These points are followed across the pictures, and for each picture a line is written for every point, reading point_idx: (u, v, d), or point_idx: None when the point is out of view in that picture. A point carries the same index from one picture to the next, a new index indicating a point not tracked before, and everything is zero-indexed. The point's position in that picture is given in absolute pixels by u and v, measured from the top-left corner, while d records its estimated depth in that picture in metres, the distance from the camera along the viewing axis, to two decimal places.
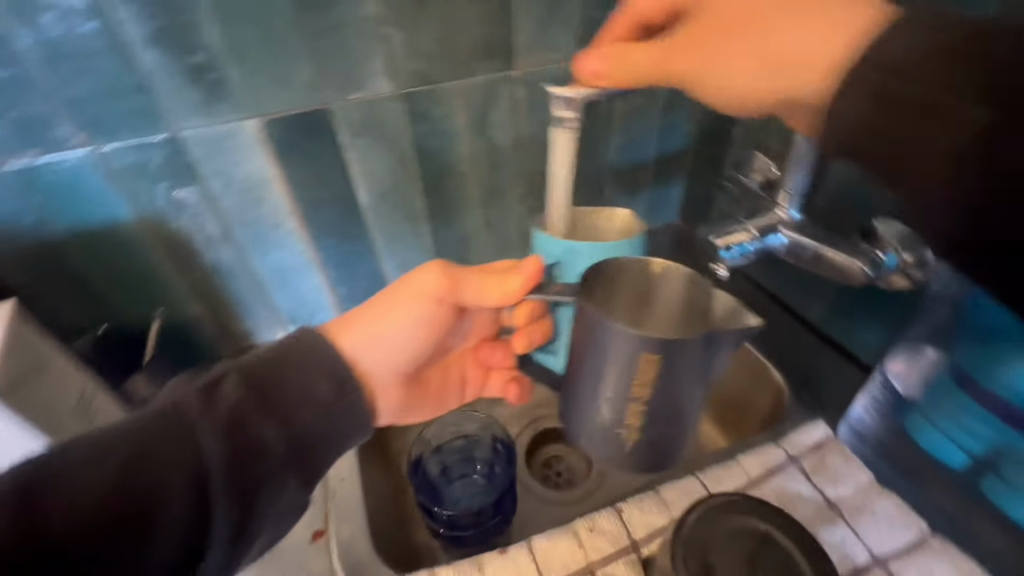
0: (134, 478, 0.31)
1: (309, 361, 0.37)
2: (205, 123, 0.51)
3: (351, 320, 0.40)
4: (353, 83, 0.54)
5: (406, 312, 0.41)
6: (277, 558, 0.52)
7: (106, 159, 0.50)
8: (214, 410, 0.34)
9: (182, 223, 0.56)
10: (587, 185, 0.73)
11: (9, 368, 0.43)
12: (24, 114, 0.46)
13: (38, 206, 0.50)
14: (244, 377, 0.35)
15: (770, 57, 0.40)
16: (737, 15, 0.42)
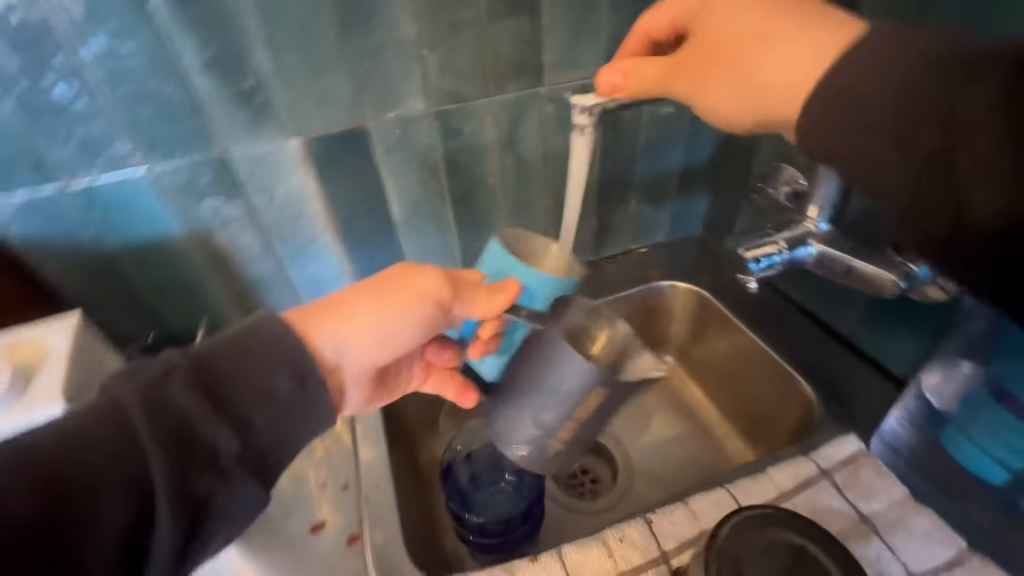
0: (64, 491, 0.29)
1: (272, 359, 0.35)
2: (252, 142, 0.54)
3: (334, 311, 0.39)
4: (390, 103, 0.56)
5: (401, 303, 0.41)
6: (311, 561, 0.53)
7: (160, 177, 0.53)
8: (161, 410, 0.32)
9: (226, 237, 0.59)
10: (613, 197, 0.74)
11: (78, 374, 0.46)
12: (87, 136, 0.49)
13: (97, 222, 0.54)
14: (195, 380, 0.33)
15: (752, 85, 0.40)
16: (737, 36, 0.40)
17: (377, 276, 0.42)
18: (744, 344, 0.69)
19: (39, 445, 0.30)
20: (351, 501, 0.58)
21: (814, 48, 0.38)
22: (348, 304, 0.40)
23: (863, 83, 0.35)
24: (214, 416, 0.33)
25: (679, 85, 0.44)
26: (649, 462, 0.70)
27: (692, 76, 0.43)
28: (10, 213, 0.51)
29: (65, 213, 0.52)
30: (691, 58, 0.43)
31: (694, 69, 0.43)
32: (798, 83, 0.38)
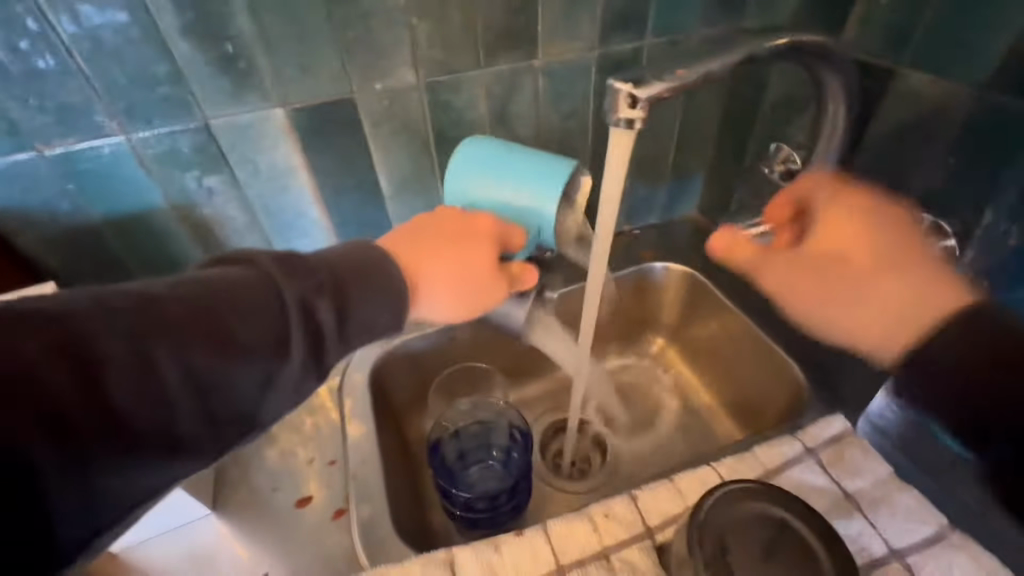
0: (221, 357, 0.31)
1: (383, 284, 0.36)
2: (236, 111, 0.52)
3: (436, 292, 0.39)
4: (378, 73, 0.54)
5: (486, 281, 0.41)
6: (299, 538, 0.54)
7: (139, 146, 0.52)
8: (306, 314, 0.33)
9: (210, 210, 0.58)
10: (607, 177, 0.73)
11: None
12: (61, 102, 0.47)
13: (74, 192, 0.52)
14: (321, 284, 0.34)
15: (859, 314, 0.44)
16: (834, 263, 0.46)
17: (466, 243, 0.40)
18: (734, 326, 0.69)
19: (212, 299, 0.32)
20: (339, 475, 0.58)
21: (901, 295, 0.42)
22: (439, 272, 0.39)
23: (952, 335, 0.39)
24: (338, 334, 0.35)
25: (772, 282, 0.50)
26: (637, 442, 0.71)
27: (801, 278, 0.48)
28: None
29: (42, 183, 0.51)
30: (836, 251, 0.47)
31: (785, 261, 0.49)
32: (871, 322, 0.43)
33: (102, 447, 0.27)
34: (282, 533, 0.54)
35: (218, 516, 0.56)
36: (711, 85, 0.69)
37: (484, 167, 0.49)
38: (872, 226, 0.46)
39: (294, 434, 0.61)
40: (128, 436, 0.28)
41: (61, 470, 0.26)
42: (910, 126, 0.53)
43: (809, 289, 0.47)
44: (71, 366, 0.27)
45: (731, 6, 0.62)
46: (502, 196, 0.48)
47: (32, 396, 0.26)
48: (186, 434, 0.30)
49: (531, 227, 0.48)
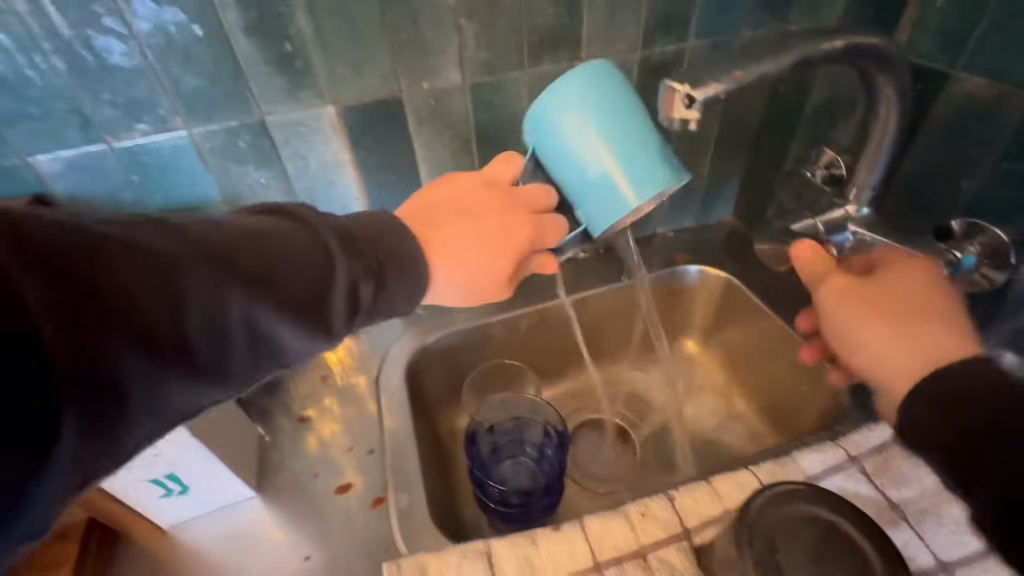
0: (275, 313, 0.32)
1: (413, 270, 0.37)
2: (291, 107, 0.54)
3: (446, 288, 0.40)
4: (426, 72, 0.56)
5: (495, 284, 0.41)
6: (339, 525, 0.55)
7: (200, 141, 0.54)
8: (352, 286, 0.35)
9: (261, 203, 0.60)
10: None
11: None
12: (132, 97, 0.50)
13: (138, 182, 0.55)
14: (369, 266, 0.35)
15: (895, 340, 0.42)
16: (882, 293, 0.44)
17: (493, 249, 0.40)
18: (770, 331, 0.68)
19: (275, 257, 0.32)
20: (376, 463, 0.59)
21: (923, 326, 0.41)
22: (455, 275, 0.39)
23: (968, 382, 0.37)
24: (371, 309, 0.36)
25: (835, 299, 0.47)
26: (669, 444, 0.70)
27: (850, 298, 0.45)
28: (57, 171, 0.52)
29: (109, 173, 0.53)
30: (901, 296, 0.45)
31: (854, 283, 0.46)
32: (892, 352, 0.42)
33: (169, 378, 0.28)
34: (322, 519, 0.56)
35: (261, 497, 0.58)
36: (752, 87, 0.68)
37: (594, 114, 0.43)
38: (928, 279, 0.44)
39: (332, 423, 0.63)
40: (190, 369, 0.29)
41: (135, 394, 0.27)
42: (962, 130, 0.52)
43: (857, 309, 0.44)
44: (156, 295, 0.27)
45: (776, 8, 0.62)
46: (586, 154, 0.43)
47: (110, 317, 0.26)
48: (234, 371, 0.31)
49: (594, 191, 0.44)
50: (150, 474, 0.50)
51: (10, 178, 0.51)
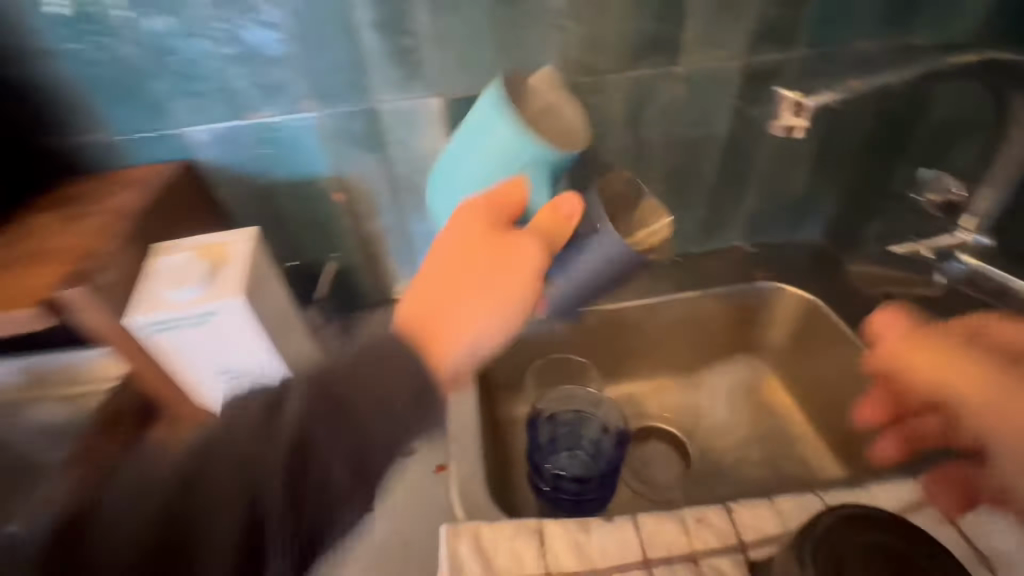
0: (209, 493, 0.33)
1: (368, 361, 0.34)
2: (404, 96, 0.58)
3: (438, 318, 0.37)
4: (527, 69, 0.58)
5: (516, 272, 0.38)
6: (406, 489, 0.59)
7: (324, 122, 0.58)
8: (274, 438, 0.33)
9: (365, 183, 0.63)
10: (732, 191, 0.71)
11: (247, 272, 0.46)
12: (272, 79, 0.55)
13: (265, 155, 0.59)
14: (314, 387, 0.34)
15: None
16: None
17: (460, 261, 0.39)
18: (850, 359, 0.66)
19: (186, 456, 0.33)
20: (441, 436, 0.62)
21: None
22: (445, 307, 0.37)
23: None
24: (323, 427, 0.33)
25: (934, 377, 0.41)
26: (730, 464, 0.69)
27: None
28: (202, 142, 0.58)
29: (244, 144, 0.58)
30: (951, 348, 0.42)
31: (981, 380, 0.40)
32: None
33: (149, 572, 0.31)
34: (389, 482, 0.60)
35: None
36: (857, 103, 0.65)
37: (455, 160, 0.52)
38: None
39: None
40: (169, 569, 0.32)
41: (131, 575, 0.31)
42: None
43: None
44: (121, 500, 0.33)
45: (898, 19, 0.59)
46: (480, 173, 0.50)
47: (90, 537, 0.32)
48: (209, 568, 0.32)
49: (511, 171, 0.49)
50: None
51: (165, 144, 0.57)
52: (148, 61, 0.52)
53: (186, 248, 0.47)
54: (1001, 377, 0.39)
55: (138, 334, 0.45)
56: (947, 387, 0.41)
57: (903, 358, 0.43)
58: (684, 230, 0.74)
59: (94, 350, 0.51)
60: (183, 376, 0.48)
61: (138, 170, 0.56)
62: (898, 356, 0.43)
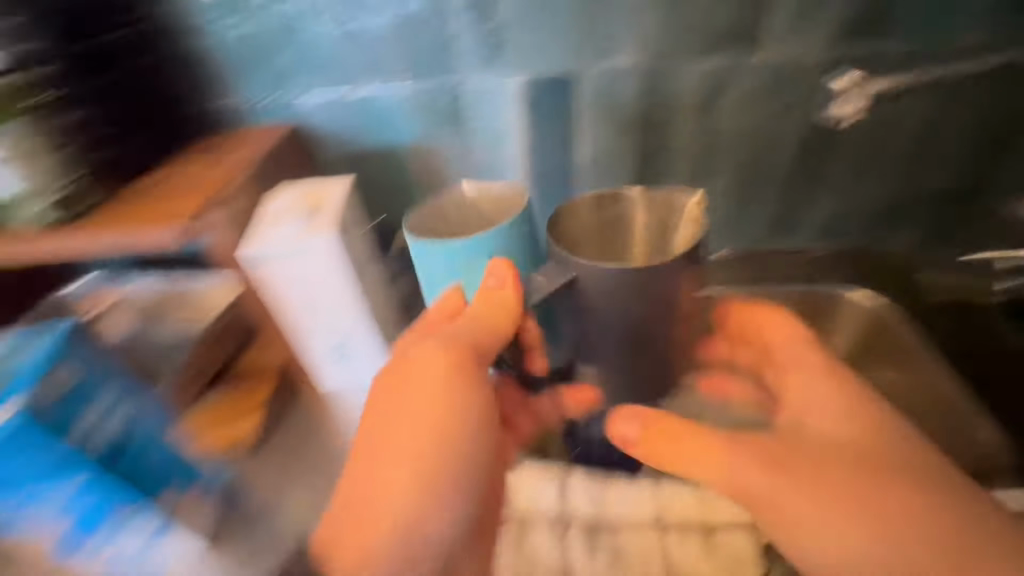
0: None
1: None
2: (486, 74, 0.60)
3: (359, 488, 0.41)
4: (601, 55, 0.59)
5: (433, 406, 0.40)
6: None
7: (412, 97, 0.62)
8: None
9: (444, 156, 0.65)
10: (806, 188, 0.67)
11: (347, 209, 0.51)
12: (370, 54, 0.59)
13: (356, 125, 0.63)
14: None
15: None
16: None
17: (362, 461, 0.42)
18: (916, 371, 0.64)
19: None
20: None
21: None
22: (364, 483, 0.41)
23: None
24: None
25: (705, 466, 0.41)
26: None
27: None
28: (308, 112, 0.62)
29: (343, 113, 0.62)
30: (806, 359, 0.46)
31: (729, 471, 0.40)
32: None
33: None
34: None
35: None
36: (918, 91, 0.59)
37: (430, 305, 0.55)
38: None
39: None
40: None
41: None
42: None
43: None
44: None
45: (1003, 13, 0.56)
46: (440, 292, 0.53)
47: None
48: None
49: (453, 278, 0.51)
50: (331, 336, 0.55)
51: (278, 110, 0.62)
52: (269, 36, 0.58)
53: (295, 192, 0.53)
54: (774, 438, 0.41)
55: (247, 263, 0.49)
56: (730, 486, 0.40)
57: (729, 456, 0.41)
58: (718, 227, 0.71)
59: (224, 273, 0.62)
60: (280, 304, 0.52)
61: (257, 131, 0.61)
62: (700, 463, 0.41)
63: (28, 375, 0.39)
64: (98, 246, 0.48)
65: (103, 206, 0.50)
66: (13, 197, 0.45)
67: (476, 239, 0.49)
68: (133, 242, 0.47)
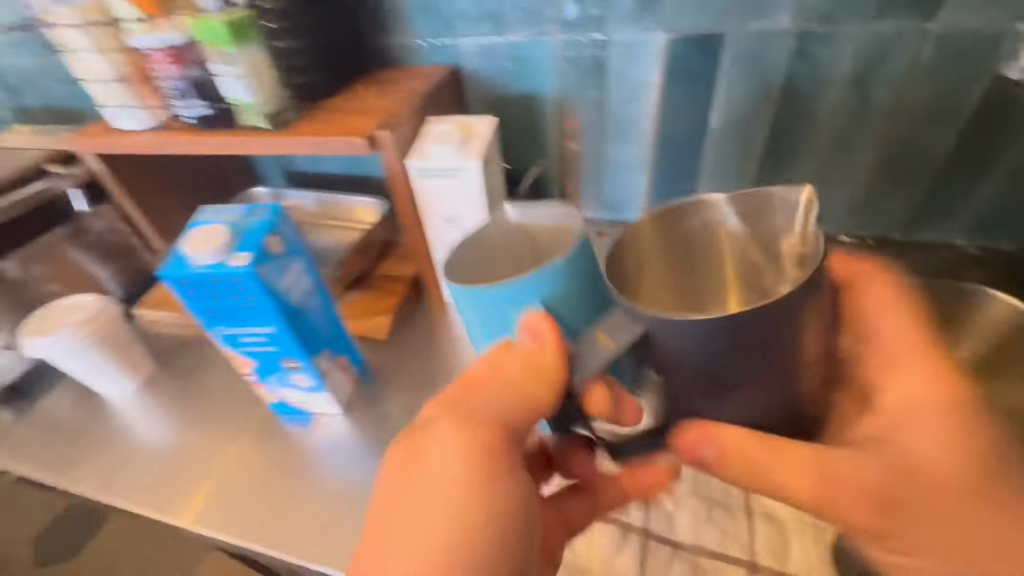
0: None
1: None
2: (635, 30, 0.64)
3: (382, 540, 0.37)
4: (759, 14, 0.59)
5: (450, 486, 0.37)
6: None
7: (562, 48, 0.68)
8: None
9: (579, 106, 0.72)
10: (960, 177, 0.65)
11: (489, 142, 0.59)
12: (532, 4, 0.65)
13: (508, 70, 0.71)
14: None
15: None
16: None
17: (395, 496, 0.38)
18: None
19: None
20: None
21: None
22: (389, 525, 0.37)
23: None
24: None
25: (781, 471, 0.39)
26: None
27: None
28: (470, 54, 0.71)
29: (498, 57, 0.71)
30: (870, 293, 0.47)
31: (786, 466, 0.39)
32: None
33: None
34: None
35: None
36: None
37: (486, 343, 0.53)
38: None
39: None
40: None
41: None
42: None
43: None
44: None
45: None
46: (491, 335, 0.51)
47: None
48: None
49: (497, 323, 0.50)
50: None
51: (444, 53, 0.72)
52: None
53: (449, 122, 0.60)
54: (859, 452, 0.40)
55: (409, 178, 0.59)
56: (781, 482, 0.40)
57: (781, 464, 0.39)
58: (834, 211, 0.72)
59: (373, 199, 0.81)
60: (426, 222, 0.63)
61: (426, 70, 0.72)
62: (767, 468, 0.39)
63: (259, 231, 0.47)
64: (298, 149, 0.59)
65: (297, 122, 0.61)
66: (254, 101, 0.57)
67: (508, 288, 0.47)
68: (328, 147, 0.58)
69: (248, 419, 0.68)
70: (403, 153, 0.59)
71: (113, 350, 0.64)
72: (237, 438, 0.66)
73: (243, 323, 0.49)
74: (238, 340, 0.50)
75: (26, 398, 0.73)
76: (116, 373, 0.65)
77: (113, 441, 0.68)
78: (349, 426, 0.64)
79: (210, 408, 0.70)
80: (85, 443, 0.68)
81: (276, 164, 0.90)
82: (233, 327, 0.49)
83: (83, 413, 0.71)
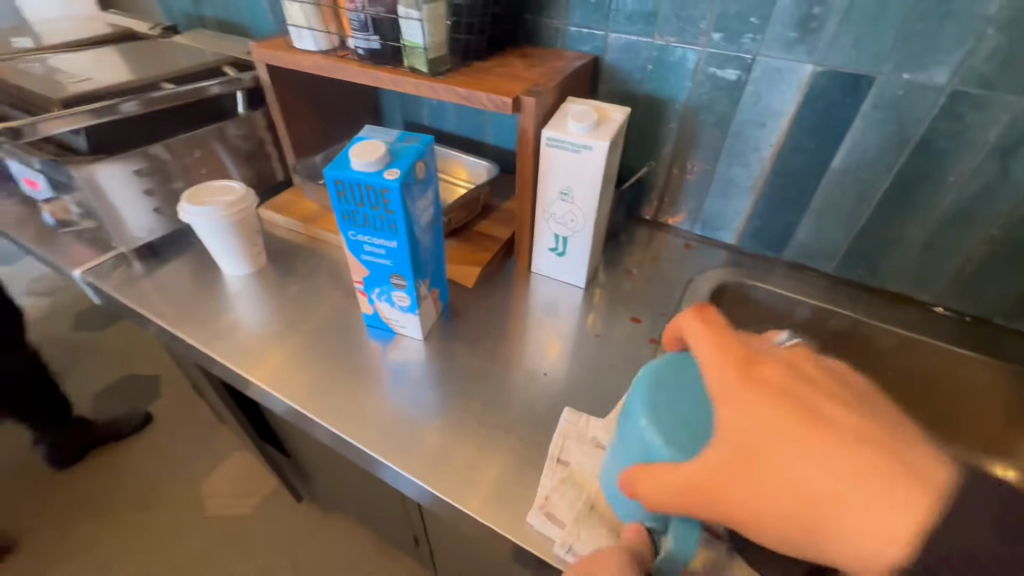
0: None
1: None
2: (783, 56, 0.65)
3: None
4: (915, 66, 0.59)
5: None
6: (619, 338, 0.73)
7: (704, 60, 0.70)
8: None
9: (703, 118, 0.75)
10: None
11: (619, 129, 0.62)
12: (688, 13, 0.68)
13: (646, 70, 0.75)
14: None
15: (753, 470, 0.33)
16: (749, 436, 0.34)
17: None
18: None
19: None
20: (663, 322, 0.75)
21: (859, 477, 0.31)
22: None
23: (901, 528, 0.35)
24: None
25: (761, 471, 0.33)
26: None
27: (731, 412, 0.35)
28: (614, 47, 0.75)
29: (640, 55, 0.74)
30: (731, 352, 0.38)
31: (752, 502, 0.33)
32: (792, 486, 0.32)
33: None
34: (604, 333, 0.74)
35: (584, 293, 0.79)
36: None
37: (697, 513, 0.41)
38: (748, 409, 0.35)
39: (642, 260, 0.84)
40: None
41: None
42: None
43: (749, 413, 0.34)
44: None
45: None
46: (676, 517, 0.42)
47: None
48: None
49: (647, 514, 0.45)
50: (560, 228, 0.71)
51: (591, 42, 0.77)
52: None
53: (587, 104, 0.64)
54: None
55: (540, 145, 0.64)
56: (750, 525, 0.33)
57: (699, 486, 0.35)
58: (938, 279, 0.72)
59: (488, 163, 0.90)
60: (540, 190, 0.68)
61: (571, 55, 0.77)
62: (694, 487, 0.35)
63: (406, 160, 0.52)
64: (447, 98, 0.65)
65: (450, 74, 0.66)
66: (424, 46, 0.63)
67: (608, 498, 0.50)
68: (474, 100, 0.64)
69: (339, 321, 0.77)
70: (537, 121, 0.64)
71: (244, 232, 0.73)
72: (309, 354, 0.73)
73: (372, 233, 0.55)
74: (362, 247, 0.57)
75: (159, 260, 0.86)
76: (240, 252, 0.74)
77: (219, 315, 0.78)
78: (422, 355, 0.72)
79: (311, 306, 0.79)
80: (201, 306, 0.79)
81: (397, 110, 1.00)
82: (362, 235, 0.56)
83: (197, 286, 0.82)
